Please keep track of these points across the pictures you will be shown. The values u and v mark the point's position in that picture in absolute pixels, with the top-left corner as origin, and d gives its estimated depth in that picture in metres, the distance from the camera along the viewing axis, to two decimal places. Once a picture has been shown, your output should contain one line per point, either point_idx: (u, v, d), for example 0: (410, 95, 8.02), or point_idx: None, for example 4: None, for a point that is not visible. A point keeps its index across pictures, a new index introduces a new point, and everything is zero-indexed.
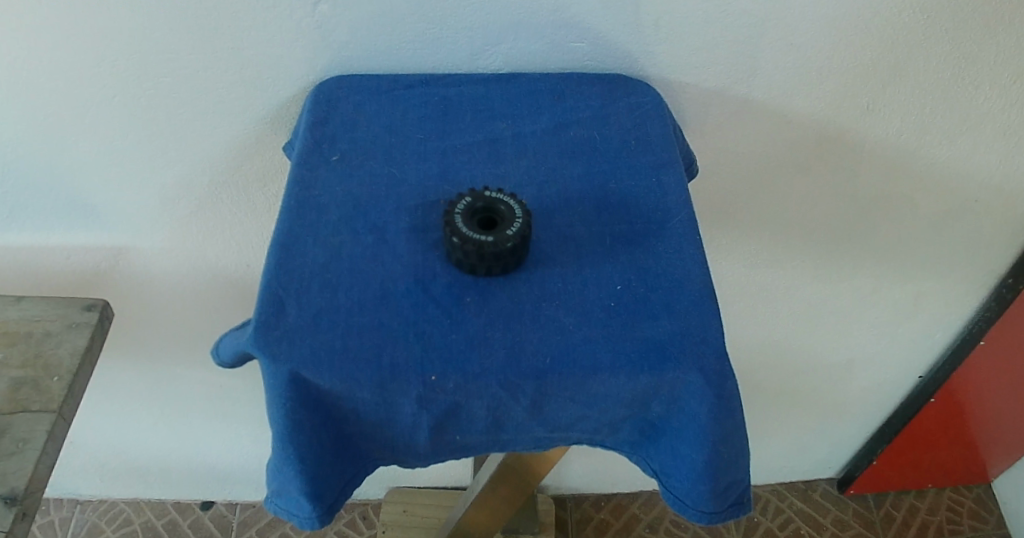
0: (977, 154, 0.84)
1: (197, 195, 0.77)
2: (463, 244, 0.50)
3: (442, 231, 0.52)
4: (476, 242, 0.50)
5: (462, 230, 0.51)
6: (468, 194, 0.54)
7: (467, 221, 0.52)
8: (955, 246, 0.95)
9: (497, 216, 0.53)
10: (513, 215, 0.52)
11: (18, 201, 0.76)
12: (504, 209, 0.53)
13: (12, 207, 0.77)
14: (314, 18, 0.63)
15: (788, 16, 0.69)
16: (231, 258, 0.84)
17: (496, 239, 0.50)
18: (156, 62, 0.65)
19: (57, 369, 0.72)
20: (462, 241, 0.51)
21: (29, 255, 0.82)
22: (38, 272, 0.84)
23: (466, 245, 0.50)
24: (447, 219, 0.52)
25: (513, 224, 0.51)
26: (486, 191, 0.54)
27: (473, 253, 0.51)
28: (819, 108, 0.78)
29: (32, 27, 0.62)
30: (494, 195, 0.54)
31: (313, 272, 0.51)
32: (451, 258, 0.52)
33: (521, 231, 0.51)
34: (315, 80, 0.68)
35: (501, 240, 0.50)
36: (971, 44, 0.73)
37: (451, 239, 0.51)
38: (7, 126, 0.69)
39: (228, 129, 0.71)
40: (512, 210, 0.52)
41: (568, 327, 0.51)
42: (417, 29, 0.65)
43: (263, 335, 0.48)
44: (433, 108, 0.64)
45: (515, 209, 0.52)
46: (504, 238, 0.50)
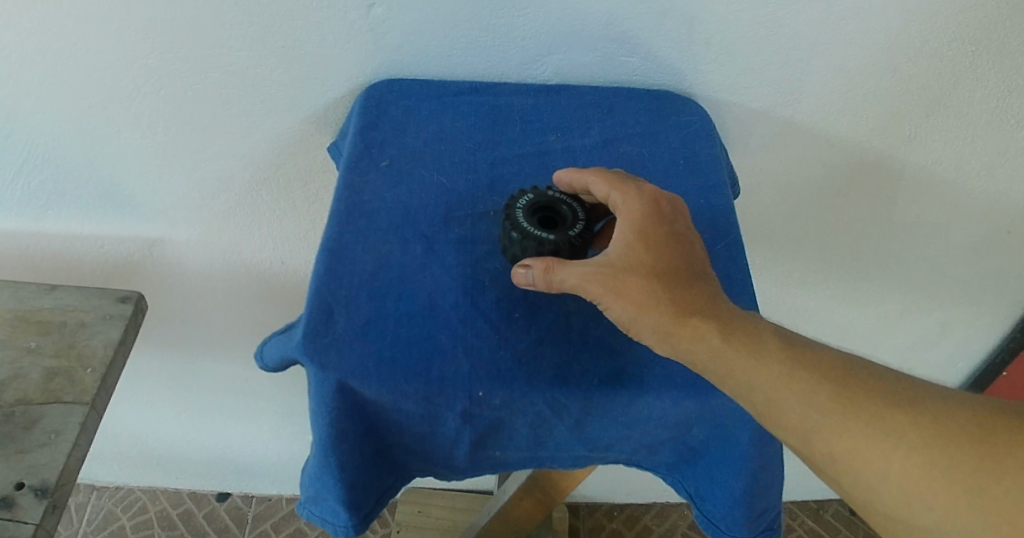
0: (1016, 187, 0.82)
1: (236, 192, 0.77)
2: (523, 239, 0.51)
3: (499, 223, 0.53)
4: (537, 238, 0.51)
5: (522, 225, 0.52)
6: (532, 191, 0.55)
7: (526, 215, 0.53)
8: (989, 276, 0.94)
9: (554, 214, 0.54)
10: (572, 217, 0.53)
11: (56, 189, 0.76)
12: (565, 211, 0.54)
13: (49, 195, 0.77)
14: (368, 21, 0.63)
15: (841, 38, 0.68)
16: (265, 255, 0.84)
17: (557, 238, 0.51)
18: (203, 57, 0.65)
19: (89, 361, 0.72)
20: (522, 235, 0.51)
21: (64, 242, 0.82)
22: (73, 259, 0.84)
23: (526, 239, 0.51)
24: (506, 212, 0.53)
25: (574, 227, 0.53)
26: (548, 190, 0.55)
27: (532, 250, 0.51)
28: (863, 133, 0.76)
29: (81, 17, 0.62)
30: (555, 196, 0.55)
31: (362, 280, 0.51)
32: (504, 254, 0.53)
33: (581, 234, 0.52)
34: (364, 82, 0.68)
35: (561, 240, 0.51)
36: (1018, 75, 0.71)
37: (510, 233, 0.52)
38: (52, 114, 0.69)
39: (271, 127, 0.71)
40: (573, 212, 0.54)
41: (616, 348, 0.50)
42: (469, 35, 0.65)
43: (311, 343, 0.48)
44: (483, 117, 0.64)
45: (576, 212, 0.54)
46: (564, 239, 0.51)
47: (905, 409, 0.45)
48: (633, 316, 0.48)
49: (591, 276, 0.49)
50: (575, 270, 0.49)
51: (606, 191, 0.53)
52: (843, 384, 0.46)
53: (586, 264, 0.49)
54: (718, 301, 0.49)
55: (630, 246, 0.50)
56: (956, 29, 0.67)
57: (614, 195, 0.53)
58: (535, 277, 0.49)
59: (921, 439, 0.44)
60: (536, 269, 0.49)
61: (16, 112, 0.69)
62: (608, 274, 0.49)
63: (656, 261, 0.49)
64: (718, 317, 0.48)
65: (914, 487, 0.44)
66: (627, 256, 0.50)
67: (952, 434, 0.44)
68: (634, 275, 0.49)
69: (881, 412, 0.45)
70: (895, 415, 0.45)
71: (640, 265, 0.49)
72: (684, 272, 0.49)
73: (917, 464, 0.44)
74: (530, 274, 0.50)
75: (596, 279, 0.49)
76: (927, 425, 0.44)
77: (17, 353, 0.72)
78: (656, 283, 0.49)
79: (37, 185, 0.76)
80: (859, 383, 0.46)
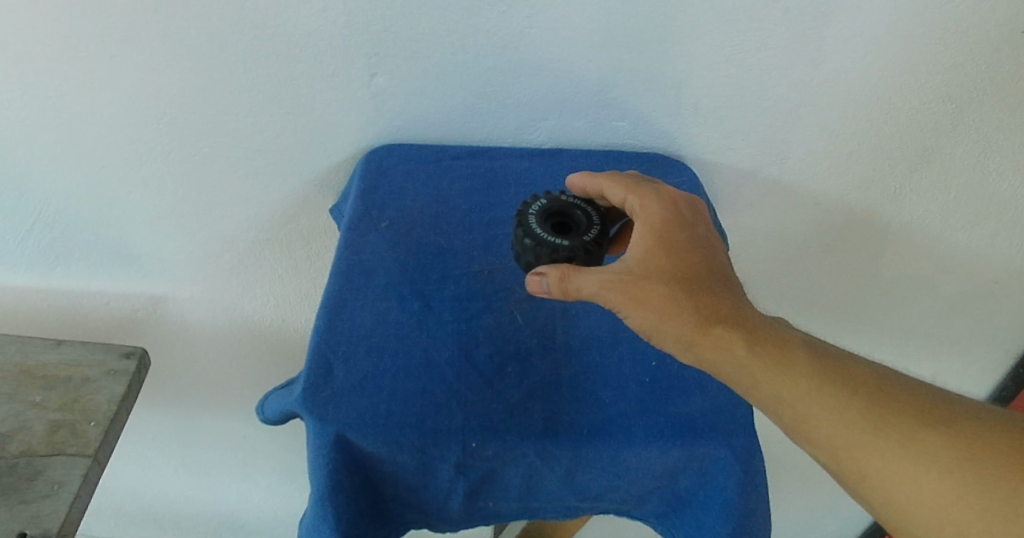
0: (999, 240, 0.85)
1: (241, 251, 0.80)
2: (537, 246, 0.56)
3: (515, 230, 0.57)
4: (550, 245, 0.56)
5: (536, 233, 0.56)
6: (545, 197, 0.59)
7: (540, 223, 0.58)
8: (977, 327, 0.96)
9: (570, 219, 0.59)
10: (586, 222, 0.58)
11: (66, 246, 0.79)
12: (577, 216, 0.58)
13: (59, 252, 0.79)
14: (370, 89, 0.67)
15: (822, 103, 0.71)
16: (267, 313, 0.86)
17: (569, 244, 0.56)
18: (212, 123, 0.69)
19: (94, 414, 0.74)
20: (536, 242, 0.56)
21: (72, 299, 0.84)
22: (80, 315, 0.86)
23: (540, 246, 0.56)
24: (521, 219, 0.58)
25: (588, 232, 0.57)
26: (560, 196, 0.60)
27: (546, 256, 0.56)
28: (848, 192, 0.79)
29: (96, 85, 0.65)
30: (568, 202, 0.59)
31: (361, 337, 0.55)
32: (521, 260, 0.58)
33: (594, 239, 0.57)
34: (364, 146, 0.71)
35: (573, 246, 0.56)
36: (999, 131, 0.73)
37: (524, 239, 0.57)
38: (65, 176, 0.72)
39: (276, 189, 0.74)
40: (585, 218, 0.58)
41: (604, 401, 0.54)
42: (466, 103, 0.68)
43: (311, 396, 0.51)
44: (478, 180, 0.67)
45: (587, 218, 0.58)
46: (577, 244, 0.56)
47: (937, 429, 0.49)
48: (658, 323, 0.53)
49: (612, 281, 0.54)
50: (594, 276, 0.53)
51: (622, 194, 0.59)
52: (874, 398, 0.50)
53: (604, 270, 0.54)
54: (741, 310, 0.53)
55: (650, 254, 0.55)
56: (938, 90, 0.70)
57: (631, 199, 0.59)
58: (551, 283, 0.54)
59: (955, 461, 0.47)
60: (552, 275, 0.54)
61: (32, 175, 0.72)
62: (633, 282, 0.54)
63: (673, 264, 0.55)
64: (741, 327, 0.52)
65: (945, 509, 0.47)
66: (646, 258, 0.55)
67: (986, 459, 0.47)
68: (653, 279, 0.54)
69: (914, 430, 0.49)
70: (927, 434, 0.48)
71: (668, 278, 0.54)
72: (707, 284, 0.54)
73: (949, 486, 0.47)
74: (545, 280, 0.54)
75: (616, 283, 0.53)
76: (963, 448, 0.48)
77: (23, 406, 0.74)
78: (679, 291, 0.53)
79: (48, 243, 0.78)
80: (890, 398, 0.50)
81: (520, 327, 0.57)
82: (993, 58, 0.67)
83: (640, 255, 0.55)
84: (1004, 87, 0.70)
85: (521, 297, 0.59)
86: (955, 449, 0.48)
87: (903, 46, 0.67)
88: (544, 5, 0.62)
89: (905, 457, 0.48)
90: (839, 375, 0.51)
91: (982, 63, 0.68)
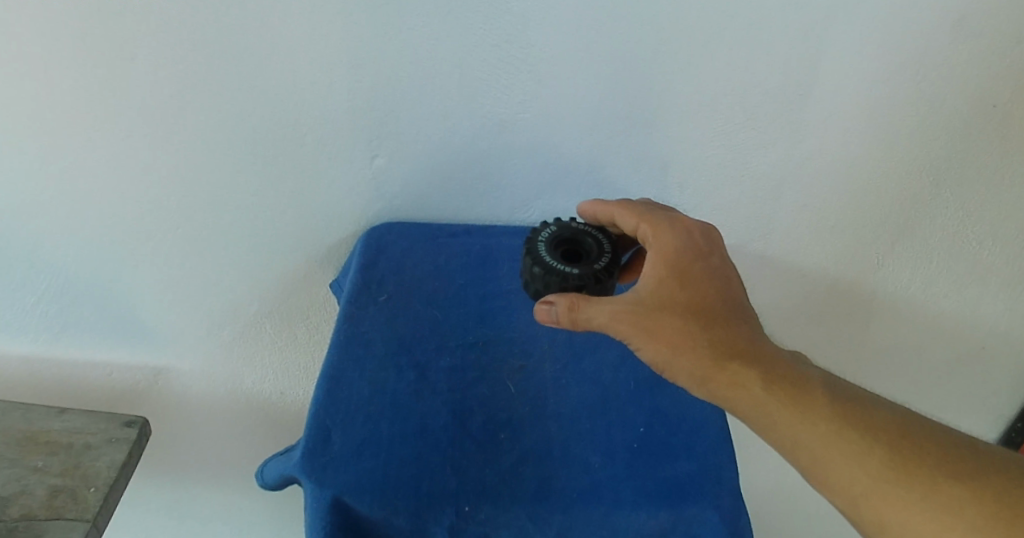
0: (982, 307, 0.88)
1: (242, 324, 0.81)
2: (546, 274, 0.61)
3: (525, 258, 0.62)
4: (559, 273, 0.60)
5: (546, 262, 0.61)
6: (556, 225, 0.64)
7: (550, 252, 0.62)
8: (966, 392, 0.98)
9: (580, 247, 0.63)
10: (596, 251, 0.62)
11: (67, 320, 0.79)
12: (587, 244, 0.63)
13: (60, 326, 0.80)
14: (371, 170, 0.70)
15: (804, 180, 0.74)
16: (266, 384, 0.88)
17: (577, 272, 0.60)
18: (218, 201, 0.70)
19: (94, 480, 0.75)
20: (545, 270, 0.61)
21: (70, 371, 0.84)
22: (78, 387, 0.86)
23: (549, 274, 0.60)
24: (531, 248, 0.63)
25: (599, 260, 0.61)
26: (571, 224, 0.64)
27: (555, 284, 0.60)
28: (831, 264, 0.83)
29: (104, 165, 0.66)
30: (578, 230, 0.64)
31: (359, 405, 0.59)
32: (532, 287, 0.62)
33: (604, 267, 0.61)
34: (364, 225, 0.74)
35: (582, 274, 0.60)
36: (975, 203, 0.77)
37: (534, 267, 0.61)
38: (68, 253, 0.73)
39: (278, 263, 0.76)
40: (594, 246, 0.62)
41: (594, 465, 0.59)
42: (463, 183, 0.72)
43: (309, 461, 0.55)
44: (475, 256, 0.70)
45: (597, 245, 0.63)
46: (586, 273, 0.60)
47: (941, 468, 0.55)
48: (671, 354, 0.58)
49: (625, 310, 0.59)
50: (606, 305, 0.58)
51: (633, 223, 0.63)
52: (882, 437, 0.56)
53: (615, 299, 0.59)
54: (750, 343, 0.59)
55: (660, 287, 0.60)
56: (914, 167, 0.74)
57: (643, 227, 0.63)
58: (559, 312, 0.59)
59: (960, 501, 0.53)
60: (561, 304, 0.58)
61: (35, 254, 0.72)
62: (646, 314, 0.59)
63: (686, 295, 0.60)
64: (750, 361, 0.58)
65: None
66: (658, 289, 0.60)
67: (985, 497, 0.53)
68: (666, 310, 0.59)
69: (919, 470, 0.55)
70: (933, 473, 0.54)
71: (683, 313, 0.59)
72: (719, 318, 0.60)
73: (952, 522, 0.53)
74: (553, 309, 0.59)
75: (629, 313, 0.59)
76: (967, 489, 0.54)
77: (24, 471, 0.75)
78: (692, 324, 0.59)
79: (48, 317, 0.78)
80: (897, 436, 0.56)
81: (512, 396, 0.62)
82: (967, 131, 0.71)
83: (653, 288, 0.60)
84: (978, 163, 0.73)
85: (515, 367, 0.64)
86: (960, 488, 0.54)
87: (880, 125, 0.70)
88: (537, 91, 0.66)
89: (910, 493, 0.54)
90: (840, 404, 0.57)
91: (956, 142, 0.72)
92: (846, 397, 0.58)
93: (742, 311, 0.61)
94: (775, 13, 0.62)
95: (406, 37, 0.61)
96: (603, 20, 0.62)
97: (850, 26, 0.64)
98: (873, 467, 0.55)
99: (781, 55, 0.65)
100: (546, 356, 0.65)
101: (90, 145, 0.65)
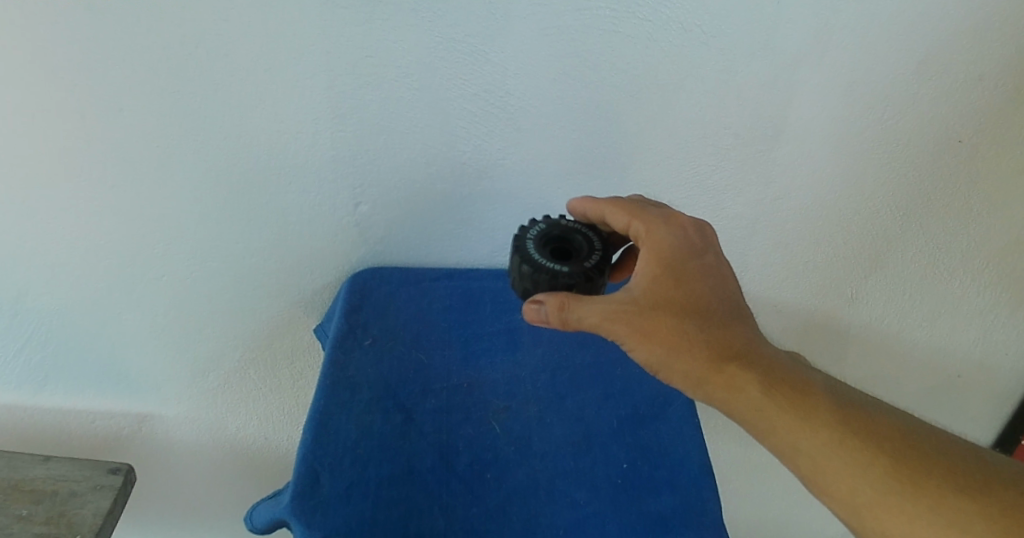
0: (955, 335, 0.91)
1: (227, 370, 0.81)
2: (535, 272, 0.59)
3: (513, 257, 0.60)
4: (549, 271, 0.59)
5: (535, 260, 0.59)
6: (545, 223, 0.63)
7: (539, 251, 0.60)
8: (944, 419, 1.00)
9: (569, 245, 0.61)
10: (585, 249, 0.61)
11: (48, 371, 0.79)
12: (576, 242, 0.61)
13: (41, 376, 0.79)
14: (354, 216, 0.71)
15: (776, 218, 0.77)
16: (250, 430, 0.88)
17: (567, 270, 0.59)
18: (203, 249, 0.71)
19: (79, 528, 0.75)
20: (534, 268, 0.59)
21: (51, 420, 0.84)
22: (60, 436, 0.86)
23: (539, 272, 0.59)
24: (519, 246, 0.61)
25: (589, 258, 0.60)
26: (560, 222, 0.63)
27: (545, 282, 0.59)
28: (806, 298, 0.85)
29: (88, 218, 0.67)
30: (567, 228, 0.62)
31: (346, 448, 0.59)
32: (519, 286, 0.60)
33: (594, 265, 0.60)
34: (348, 269, 0.76)
35: (572, 272, 0.59)
36: (944, 237, 0.80)
37: (523, 265, 0.59)
38: (51, 304, 0.73)
39: (263, 310, 0.77)
40: (584, 244, 0.61)
41: (578, 502, 0.61)
42: (445, 227, 0.74)
43: (298, 504, 0.55)
44: (457, 299, 0.72)
45: (587, 244, 0.61)
46: (577, 271, 0.59)
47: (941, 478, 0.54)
48: (667, 355, 0.57)
49: (618, 310, 0.57)
50: (599, 305, 0.57)
51: (625, 220, 0.62)
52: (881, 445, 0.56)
53: (607, 299, 0.58)
54: (747, 346, 0.58)
55: (654, 285, 0.59)
56: (884, 204, 0.77)
57: (636, 224, 0.61)
58: (549, 312, 0.57)
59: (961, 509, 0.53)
60: (551, 304, 0.57)
61: (17, 306, 0.72)
62: (639, 313, 0.58)
63: (682, 293, 0.58)
64: (747, 363, 0.57)
65: None
66: (652, 287, 0.59)
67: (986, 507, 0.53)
68: (660, 309, 0.58)
69: (919, 478, 0.54)
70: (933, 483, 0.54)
71: (680, 313, 0.58)
72: (715, 318, 0.59)
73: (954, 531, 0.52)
74: (543, 308, 0.57)
75: (622, 314, 0.57)
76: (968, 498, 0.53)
77: (9, 519, 0.76)
78: (688, 325, 0.58)
79: (29, 368, 0.78)
80: (896, 444, 0.56)
81: (498, 436, 0.64)
82: (933, 168, 0.74)
83: (647, 286, 0.59)
84: (944, 198, 0.76)
85: (499, 408, 0.66)
86: (960, 498, 0.53)
87: (847, 165, 0.73)
88: (517, 137, 0.68)
89: (911, 502, 0.54)
90: (840, 412, 0.57)
91: (922, 179, 0.75)
92: (845, 403, 0.57)
93: (738, 312, 0.60)
94: (743, 62, 0.65)
95: (387, 90, 0.63)
96: (578, 69, 0.64)
97: (816, 74, 0.66)
98: (869, 473, 0.55)
99: (750, 100, 0.68)
100: (529, 396, 0.67)
101: (74, 199, 0.65)
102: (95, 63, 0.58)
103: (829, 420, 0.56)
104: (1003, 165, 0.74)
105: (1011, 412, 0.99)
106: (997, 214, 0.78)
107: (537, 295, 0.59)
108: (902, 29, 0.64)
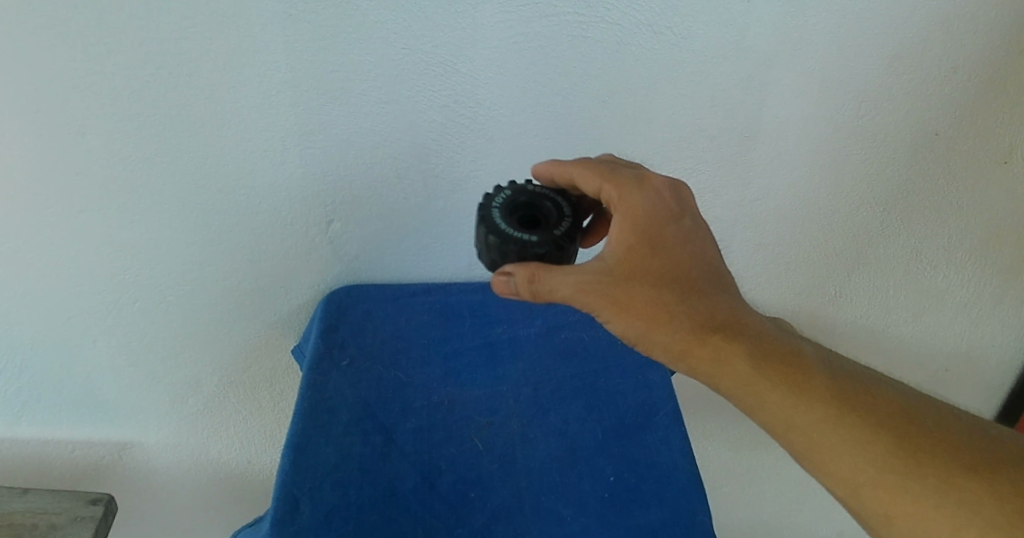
0: (942, 328, 0.90)
1: (206, 395, 0.80)
2: (503, 243, 0.54)
3: (479, 227, 0.56)
4: (518, 241, 0.54)
5: (503, 230, 0.55)
6: (511, 189, 0.59)
7: (506, 219, 0.56)
8: None
9: (538, 213, 0.58)
10: (555, 216, 0.57)
11: (22, 404, 0.76)
12: (545, 209, 0.58)
13: (14, 410, 0.77)
14: (328, 234, 0.70)
15: (756, 220, 0.77)
16: (233, 454, 0.86)
17: (537, 241, 0.55)
18: (175, 273, 0.70)
19: None
20: (502, 239, 0.55)
21: (26, 456, 0.81)
22: (35, 472, 0.83)
23: (507, 243, 0.54)
24: (485, 215, 0.57)
25: (559, 226, 0.57)
26: (527, 188, 0.59)
27: (514, 253, 0.54)
28: (789, 299, 0.85)
29: (55, 246, 0.65)
30: (535, 195, 0.58)
31: (326, 472, 0.58)
32: (486, 258, 0.56)
33: (564, 233, 0.56)
34: (324, 288, 0.75)
35: (541, 242, 0.55)
36: (924, 231, 0.80)
37: (490, 236, 0.55)
38: (21, 334, 0.71)
39: (240, 333, 0.76)
40: (553, 211, 0.58)
41: (565, 518, 0.60)
42: (421, 243, 0.73)
43: (278, 532, 0.54)
44: (436, 316, 0.72)
45: (556, 211, 0.58)
46: (547, 239, 0.55)
47: (937, 448, 0.51)
48: (646, 328, 0.54)
49: (591, 281, 0.54)
50: (570, 276, 0.54)
51: (596, 184, 0.58)
52: (875, 418, 0.52)
53: (579, 269, 0.54)
54: (732, 316, 0.55)
55: (628, 254, 0.55)
56: (864, 200, 0.76)
57: (607, 188, 0.57)
58: (519, 284, 0.54)
59: (961, 480, 0.50)
60: (520, 275, 0.53)
61: None
62: (614, 285, 0.54)
63: (659, 262, 0.55)
64: (732, 334, 0.54)
65: (952, 522, 0.49)
66: (626, 256, 0.55)
67: (986, 477, 0.50)
68: (636, 279, 0.54)
69: (918, 450, 0.51)
70: (932, 455, 0.51)
71: (658, 283, 0.54)
72: (696, 287, 0.55)
73: (954, 505, 0.49)
74: (512, 280, 0.54)
75: (596, 285, 0.54)
76: (968, 469, 0.50)
77: None
78: (666, 296, 0.54)
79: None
80: (890, 416, 0.52)
81: (480, 453, 0.63)
82: (911, 163, 0.74)
83: (622, 256, 0.55)
84: (924, 192, 0.76)
85: (481, 424, 0.65)
86: (960, 468, 0.50)
87: (825, 163, 0.73)
88: (488, 148, 0.67)
89: (911, 476, 0.50)
90: (833, 384, 0.53)
91: (900, 175, 0.75)
92: (835, 375, 0.54)
93: (721, 280, 0.56)
94: (713, 64, 0.64)
95: (354, 104, 0.62)
96: (548, 77, 0.63)
97: (788, 73, 0.66)
98: (864, 447, 0.51)
99: (723, 102, 0.67)
100: (511, 411, 0.66)
101: (39, 227, 0.63)
102: (56, 86, 0.56)
103: (826, 397, 0.53)
104: (980, 159, 0.74)
105: (1000, 403, 0.98)
106: (977, 206, 0.78)
107: (505, 266, 0.55)
108: (873, 25, 0.64)
